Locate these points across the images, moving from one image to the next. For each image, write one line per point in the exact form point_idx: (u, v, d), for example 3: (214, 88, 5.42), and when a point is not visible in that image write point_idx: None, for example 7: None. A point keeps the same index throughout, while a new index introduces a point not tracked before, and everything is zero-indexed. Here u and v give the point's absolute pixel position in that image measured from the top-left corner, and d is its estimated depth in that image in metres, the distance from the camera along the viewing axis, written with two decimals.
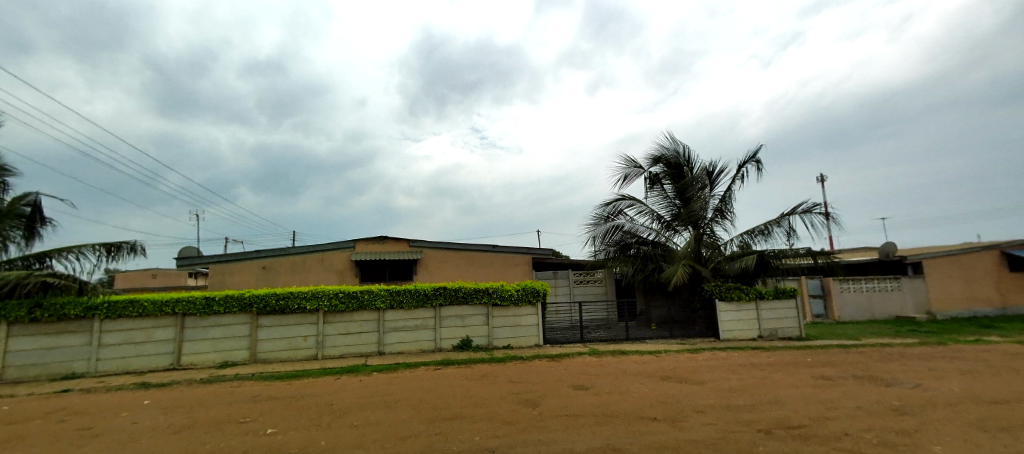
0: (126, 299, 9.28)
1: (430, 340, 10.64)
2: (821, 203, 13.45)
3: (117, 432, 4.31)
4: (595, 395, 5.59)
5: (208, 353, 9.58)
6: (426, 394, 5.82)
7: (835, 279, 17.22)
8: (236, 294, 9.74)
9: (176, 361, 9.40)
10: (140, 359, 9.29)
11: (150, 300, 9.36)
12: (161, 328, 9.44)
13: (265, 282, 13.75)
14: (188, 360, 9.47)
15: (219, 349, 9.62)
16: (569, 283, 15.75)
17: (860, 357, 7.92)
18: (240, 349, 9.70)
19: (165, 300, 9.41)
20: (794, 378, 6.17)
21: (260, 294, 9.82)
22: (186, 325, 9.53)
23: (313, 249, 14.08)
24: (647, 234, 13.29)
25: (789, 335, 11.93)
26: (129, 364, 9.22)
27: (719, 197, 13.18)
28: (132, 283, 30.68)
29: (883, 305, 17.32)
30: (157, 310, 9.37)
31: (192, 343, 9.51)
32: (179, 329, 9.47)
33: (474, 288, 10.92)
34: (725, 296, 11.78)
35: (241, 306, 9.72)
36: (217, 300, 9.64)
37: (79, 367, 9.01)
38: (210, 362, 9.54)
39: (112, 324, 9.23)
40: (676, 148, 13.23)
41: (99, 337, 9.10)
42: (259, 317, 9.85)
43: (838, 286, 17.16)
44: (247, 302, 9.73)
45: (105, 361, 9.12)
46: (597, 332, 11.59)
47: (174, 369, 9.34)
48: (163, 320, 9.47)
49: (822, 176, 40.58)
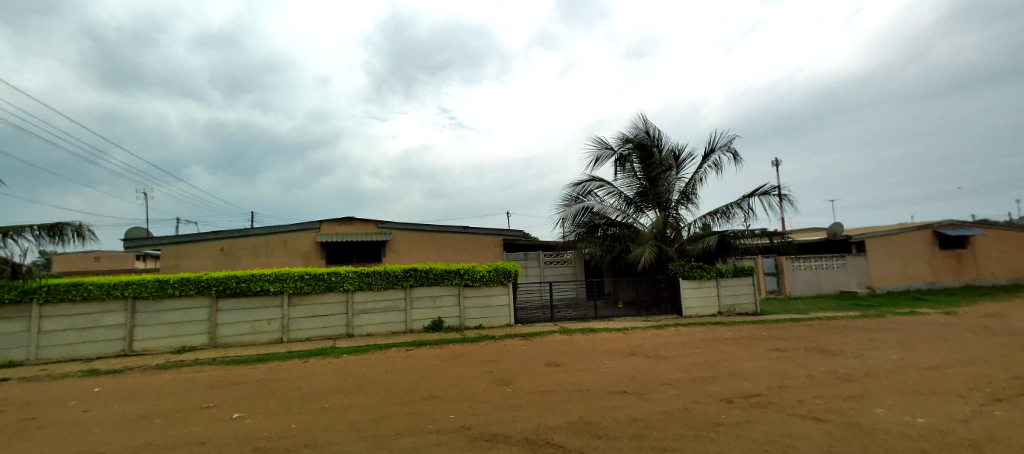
0: (68, 283, 8.63)
1: (400, 322, 10.54)
2: (779, 185, 14.07)
3: (67, 423, 4.04)
4: (568, 372, 5.71)
5: (163, 338, 9.11)
6: (399, 376, 5.76)
7: (788, 258, 18.17)
8: (192, 276, 9.26)
9: (128, 348, 8.89)
10: (88, 345, 8.72)
11: (96, 284, 8.76)
12: (110, 312, 8.88)
13: (223, 266, 13.15)
14: (142, 346, 8.99)
15: (176, 334, 9.17)
16: (539, 264, 15.87)
17: (811, 330, 8.41)
18: (199, 334, 9.28)
19: (114, 283, 8.84)
20: (752, 351, 6.52)
21: (219, 276, 9.38)
22: (138, 310, 9.01)
23: (275, 230, 13.55)
24: (615, 215, 13.57)
25: (746, 311, 12.51)
26: (75, 351, 8.65)
27: (687, 180, 13.52)
28: (74, 267, 28.69)
29: (830, 282, 18.47)
30: (105, 294, 8.78)
31: (146, 329, 9.01)
32: (130, 314, 8.94)
33: (445, 268, 10.86)
34: (689, 275, 12.18)
35: (200, 289, 9.27)
36: (172, 283, 9.14)
37: (17, 356, 8.37)
38: (166, 347, 9.09)
39: (52, 309, 8.59)
40: (646, 130, 13.48)
41: (39, 324, 8.47)
42: (219, 300, 9.43)
43: (790, 265, 18.11)
44: (206, 284, 9.30)
45: (47, 348, 8.50)
46: (566, 311, 11.83)
47: (126, 355, 8.84)
48: (111, 304, 8.90)
49: (776, 162, 42.14)
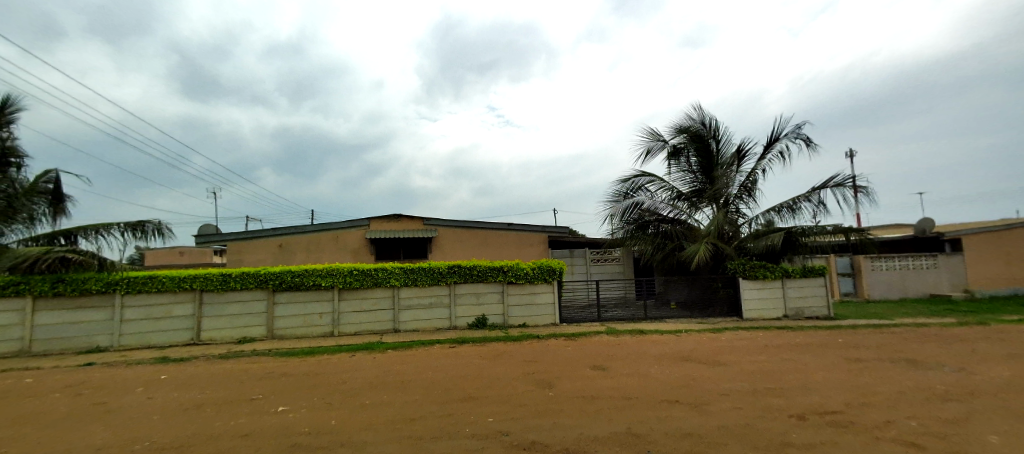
0: (145, 275, 9.39)
1: (444, 318, 10.59)
2: (854, 176, 12.74)
3: (130, 409, 4.28)
4: (612, 376, 5.38)
5: (225, 329, 9.68)
6: (437, 374, 5.69)
7: (866, 257, 16.50)
8: (251, 271, 9.77)
9: (195, 337, 9.53)
10: (162, 334, 9.45)
11: (168, 276, 9.46)
12: (180, 304, 9.55)
13: (281, 261, 13.85)
14: (208, 336, 9.60)
15: (236, 325, 9.72)
16: (587, 261, 15.42)
17: (896, 338, 7.47)
18: (258, 326, 9.79)
19: (183, 277, 9.50)
20: (823, 360, 5.85)
21: (275, 271, 9.84)
22: (204, 302, 9.63)
23: (328, 227, 14.10)
24: (667, 212, 12.91)
25: (816, 315, 11.35)
26: (150, 339, 9.40)
27: (747, 172, 12.60)
28: (161, 261, 31.65)
29: (917, 284, 16.59)
30: (175, 286, 9.46)
31: (211, 320, 9.62)
32: (197, 305, 9.58)
33: (490, 265, 10.77)
34: (749, 275, 11.28)
35: (258, 283, 9.76)
36: (233, 277, 9.70)
37: (103, 342, 9.22)
38: (228, 338, 9.66)
39: (132, 299, 9.38)
40: (700, 120, 12.68)
41: (121, 312, 9.27)
42: (275, 293, 9.90)
43: (869, 265, 16.43)
44: (264, 278, 9.78)
45: (127, 336, 9.30)
46: (614, 311, 11.36)
47: (194, 344, 9.48)
48: (181, 296, 9.58)
49: (853, 153, 38.29)
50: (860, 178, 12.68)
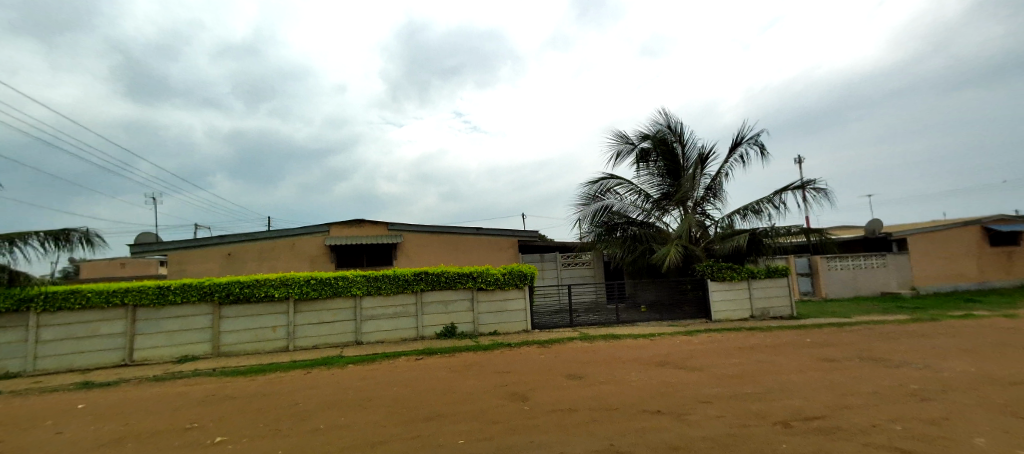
0: (66, 290, 8.40)
1: (410, 328, 10.08)
2: (813, 179, 13.16)
3: (32, 448, 3.63)
4: (589, 385, 5.12)
5: (163, 347, 8.80)
6: (403, 390, 5.24)
7: (822, 257, 17.15)
8: (194, 282, 8.94)
9: (127, 357, 8.61)
10: (87, 355, 8.47)
11: (94, 291, 8.50)
12: (109, 320, 8.61)
13: (231, 270, 12.90)
14: (143, 356, 8.70)
15: (176, 343, 8.86)
16: (556, 266, 15.22)
17: (861, 336, 7.62)
18: (201, 342, 8.96)
19: (113, 290, 8.56)
20: (798, 361, 5.81)
21: (221, 282, 9.04)
22: (138, 318, 8.72)
23: (284, 234, 13.27)
24: (636, 214, 12.93)
25: (780, 315, 11.59)
26: (73, 362, 8.41)
27: (712, 175, 12.81)
28: (100, 273, 29.25)
29: (869, 282, 17.39)
30: (103, 301, 8.52)
31: (146, 337, 8.72)
32: (129, 322, 8.66)
33: (458, 272, 10.35)
34: (717, 277, 11.38)
35: (201, 296, 8.94)
36: (172, 289, 8.84)
37: (14, 366, 8.16)
38: (167, 357, 8.79)
39: (50, 317, 8.37)
40: (667, 124, 12.78)
41: (36, 333, 8.24)
42: (222, 306, 9.10)
43: (825, 264, 17.09)
44: (208, 291, 8.97)
45: (45, 358, 8.29)
46: (585, 316, 11.20)
47: (125, 365, 8.56)
48: (110, 312, 8.63)
49: (802, 159, 40.30)
50: (819, 181, 13.10)
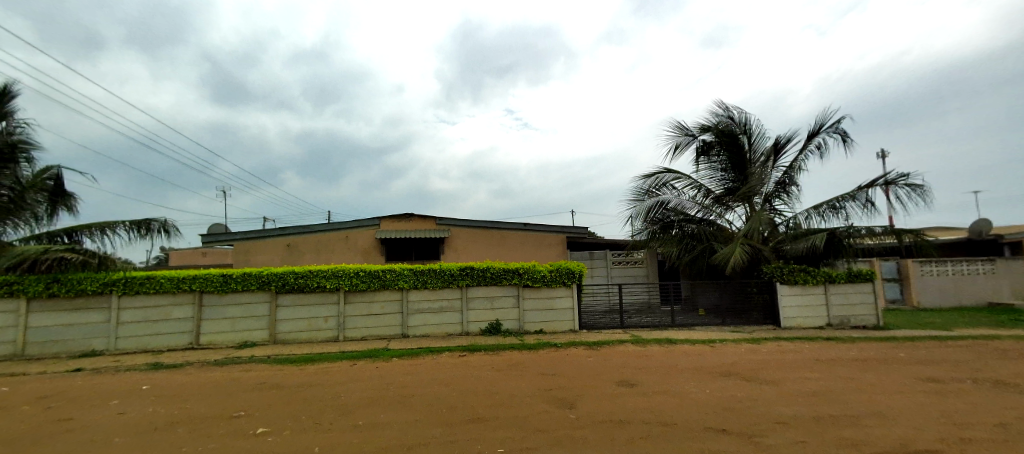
0: (143, 276, 9.09)
1: (456, 323, 10.02)
2: (906, 173, 11.62)
3: (93, 427, 3.79)
4: (641, 395, 4.70)
5: (225, 333, 9.31)
6: (443, 389, 5.09)
7: (914, 261, 15.28)
8: (253, 271, 9.37)
9: (194, 341, 9.18)
10: (160, 337, 9.12)
11: (166, 277, 9.13)
12: (179, 305, 9.22)
13: (290, 262, 13.51)
14: (208, 340, 9.25)
15: (237, 329, 9.34)
16: (608, 264, 14.64)
17: (968, 353, 6.55)
18: (260, 329, 9.38)
19: (182, 277, 9.16)
20: (890, 379, 5.04)
21: (278, 272, 9.41)
22: (204, 303, 9.28)
23: (338, 227, 13.72)
24: (695, 211, 12.11)
25: (863, 324, 10.36)
26: (148, 343, 9.08)
27: (783, 169, 11.72)
28: (185, 262, 32.03)
29: (972, 291, 15.28)
30: (174, 287, 9.14)
31: (210, 322, 9.26)
32: (196, 307, 9.23)
33: (504, 267, 10.16)
34: (787, 280, 10.36)
35: (260, 285, 9.36)
36: (234, 278, 9.32)
37: (99, 345, 8.93)
38: (229, 342, 9.29)
39: (130, 300, 9.08)
40: (731, 114, 11.83)
41: (117, 314, 8.98)
42: (278, 295, 9.49)
43: (917, 269, 15.21)
44: (266, 280, 9.36)
45: (124, 339, 9.01)
46: (638, 317, 10.63)
47: (193, 348, 9.13)
48: (180, 297, 9.24)
49: (886, 154, 36.56)
50: (913, 176, 11.54)
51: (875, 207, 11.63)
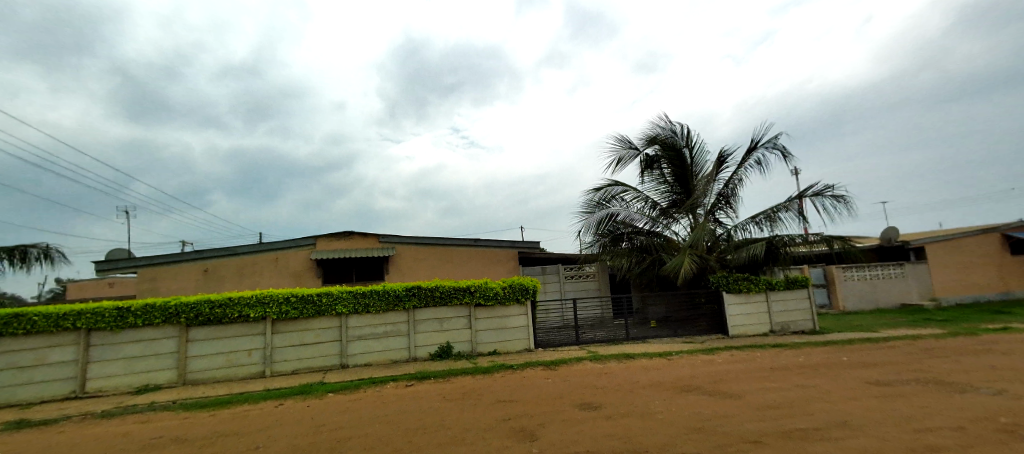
0: (9, 313, 7.55)
1: (402, 349, 9.27)
2: (832, 184, 12.46)
3: None
4: (605, 419, 4.35)
5: (121, 376, 7.96)
6: (387, 427, 4.46)
7: (838, 267, 16.49)
8: (157, 302, 8.12)
9: (78, 389, 7.75)
10: (32, 387, 7.61)
11: (41, 314, 7.65)
12: (59, 347, 7.78)
13: (211, 288, 12.10)
14: (98, 386, 7.86)
15: (136, 371, 8.02)
16: (559, 278, 14.46)
17: (902, 353, 6.86)
18: (166, 370, 8.13)
19: (63, 313, 7.74)
20: (845, 385, 5.07)
21: (190, 301, 8.24)
22: (92, 343, 7.90)
23: (267, 247, 12.52)
24: (643, 223, 12.27)
25: (802, 329, 10.83)
26: (14, 396, 7.53)
27: (723, 181, 12.18)
28: (89, 293, 28.34)
29: (888, 293, 16.69)
30: (52, 326, 7.70)
31: (101, 365, 7.88)
32: (82, 348, 7.84)
33: (453, 286, 9.60)
34: (733, 289, 10.63)
35: (167, 317, 8.13)
36: (133, 311, 8.01)
37: None
38: (124, 387, 7.95)
39: None
40: (673, 128, 12.20)
41: None
42: (190, 329, 8.30)
43: (841, 274, 16.42)
44: (173, 311, 8.15)
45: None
46: (591, 332, 10.44)
47: (76, 398, 7.71)
48: (60, 337, 7.81)
49: (800, 171, 40.13)
50: (838, 187, 12.40)
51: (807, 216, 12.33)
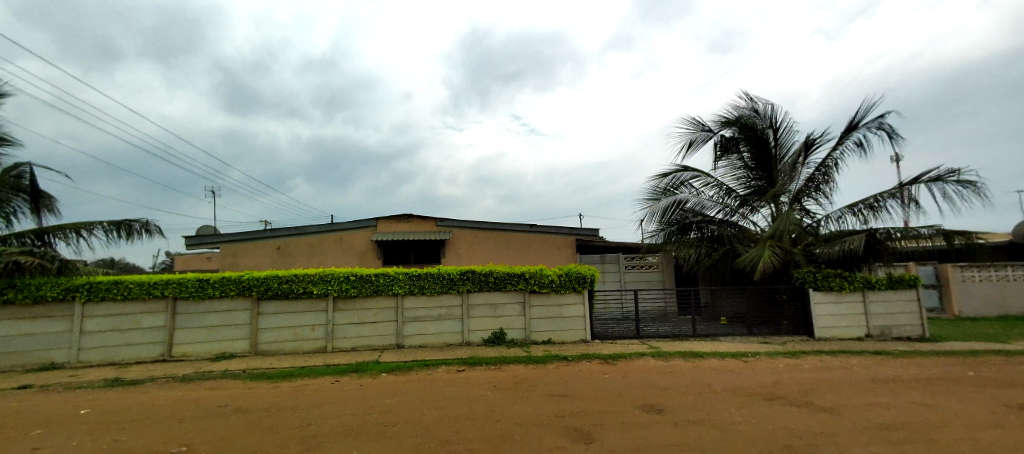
0: (110, 281, 8.43)
1: (456, 333, 9.25)
2: (954, 168, 10.68)
3: None
4: (670, 424, 3.88)
5: (201, 343, 8.63)
6: (435, 414, 4.29)
7: (955, 266, 14.31)
8: (232, 276, 8.68)
9: (166, 352, 8.52)
10: (128, 348, 8.47)
11: (135, 282, 8.48)
12: (150, 313, 8.58)
13: (283, 265, 12.86)
14: (182, 351, 8.59)
15: (214, 339, 8.66)
16: (620, 268, 13.81)
17: None
18: (240, 340, 8.70)
19: (153, 283, 8.50)
20: (974, 410, 4.20)
21: (260, 276, 8.72)
22: (177, 311, 8.63)
23: (332, 228, 13.07)
24: (715, 211, 11.29)
25: (906, 335, 9.45)
26: (115, 355, 8.43)
27: (813, 166, 10.87)
28: (189, 267, 31.69)
29: (1019, 299, 14.25)
30: (144, 293, 8.49)
31: (184, 332, 8.59)
32: (169, 315, 8.58)
33: (509, 271, 9.38)
34: (820, 286, 9.47)
35: (240, 290, 8.68)
36: (212, 283, 8.64)
37: (60, 357, 8.28)
38: (204, 353, 8.62)
39: (95, 308, 8.45)
40: (755, 107, 11.02)
41: (81, 323, 8.35)
42: (261, 302, 8.81)
43: (958, 275, 14.25)
44: (246, 285, 8.68)
45: (88, 351, 8.36)
46: (654, 326, 9.81)
47: (164, 360, 8.47)
48: (151, 304, 8.61)
49: (900, 157, 35.57)
50: (962, 171, 10.59)
51: (919, 205, 10.67)
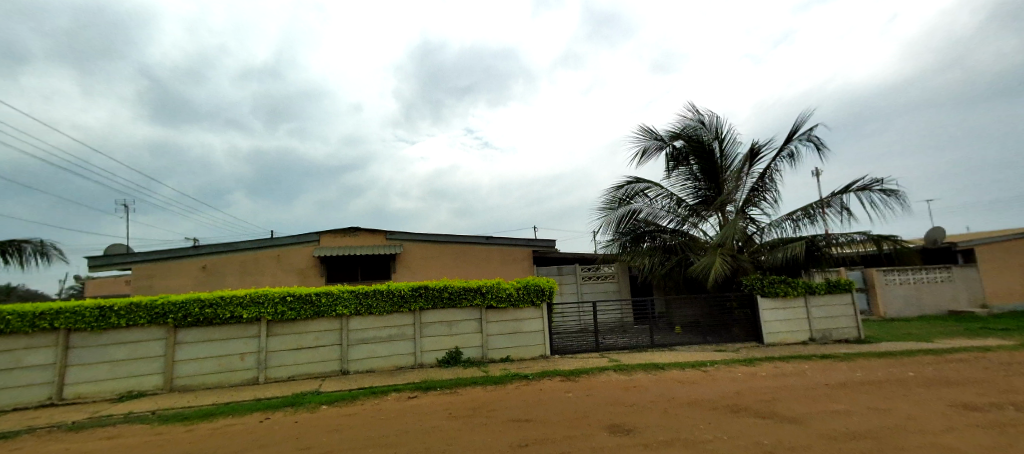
0: None
1: (408, 354, 8.65)
2: (879, 178, 11.57)
3: None
4: (641, 448, 3.63)
5: (102, 381, 7.48)
6: (383, 453, 3.77)
7: (879, 271, 15.50)
8: (143, 301, 7.63)
9: (56, 395, 7.30)
10: (6, 392, 7.17)
11: (16, 313, 7.23)
12: (36, 349, 7.34)
13: (209, 285, 11.66)
14: (76, 392, 7.39)
15: (120, 376, 7.54)
16: (576, 280, 13.73)
17: (976, 370, 6.02)
18: (152, 374, 7.64)
19: (40, 312, 7.29)
20: (927, 412, 4.29)
21: (178, 300, 7.73)
22: (72, 345, 7.45)
23: (268, 243, 12.04)
24: (667, 221, 11.49)
25: (845, 337, 9.95)
26: None
27: (757, 176, 11.37)
28: (104, 291, 28.48)
29: (934, 299, 15.63)
30: (28, 326, 7.25)
31: (80, 370, 7.42)
32: (61, 350, 7.39)
33: (464, 286, 8.94)
34: (768, 292, 9.79)
35: (154, 317, 7.65)
36: (116, 310, 7.54)
37: None
38: (105, 393, 7.47)
39: None
40: (702, 119, 11.40)
41: None
42: (179, 330, 7.81)
43: (882, 279, 15.44)
44: (160, 311, 7.66)
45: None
46: (611, 338, 9.71)
47: (53, 405, 7.24)
48: (37, 338, 7.38)
49: (820, 172, 38.77)
50: (886, 180, 11.50)
51: (851, 213, 11.43)
